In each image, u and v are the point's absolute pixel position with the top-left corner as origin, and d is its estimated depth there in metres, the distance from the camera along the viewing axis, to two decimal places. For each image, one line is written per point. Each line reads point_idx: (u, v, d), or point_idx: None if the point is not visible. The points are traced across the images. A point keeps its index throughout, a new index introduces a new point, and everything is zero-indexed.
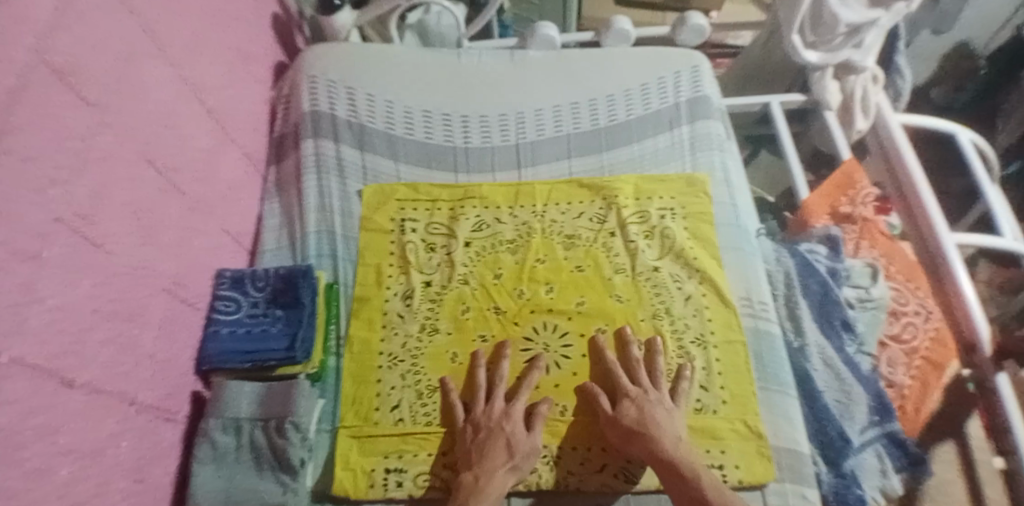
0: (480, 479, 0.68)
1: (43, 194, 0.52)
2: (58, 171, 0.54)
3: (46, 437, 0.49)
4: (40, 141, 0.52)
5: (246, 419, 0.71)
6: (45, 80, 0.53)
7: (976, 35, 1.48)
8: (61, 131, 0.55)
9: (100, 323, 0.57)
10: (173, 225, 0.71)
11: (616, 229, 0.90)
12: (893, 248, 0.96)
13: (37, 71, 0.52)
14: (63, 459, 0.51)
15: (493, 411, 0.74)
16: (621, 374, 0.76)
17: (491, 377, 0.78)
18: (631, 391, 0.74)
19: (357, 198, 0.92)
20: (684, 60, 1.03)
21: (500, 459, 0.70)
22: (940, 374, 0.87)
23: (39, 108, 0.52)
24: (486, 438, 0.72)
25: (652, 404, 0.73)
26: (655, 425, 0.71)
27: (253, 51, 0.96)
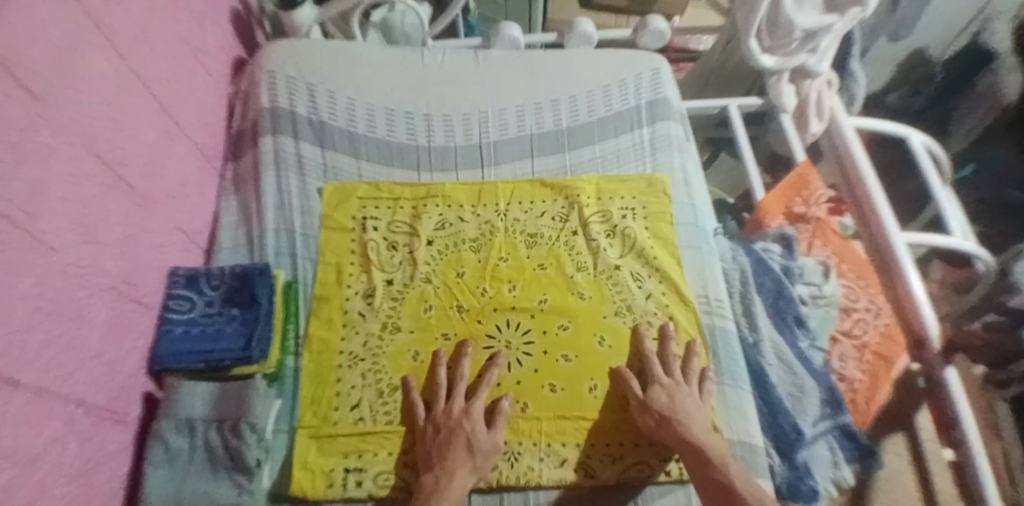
0: (440, 479, 0.68)
1: None
2: (1, 164, 0.52)
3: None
4: None
5: (200, 419, 0.69)
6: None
7: (932, 43, 1.56)
8: (4, 123, 0.53)
9: (43, 322, 0.56)
10: (121, 222, 0.69)
11: (579, 228, 0.91)
12: (845, 246, 1.00)
13: None
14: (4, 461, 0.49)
15: (453, 411, 0.74)
16: (655, 364, 0.79)
17: (452, 375, 0.78)
18: (661, 380, 0.77)
19: (317, 195, 0.91)
20: (645, 62, 1.05)
21: (460, 458, 0.70)
22: (890, 368, 0.90)
23: None
24: (446, 438, 0.72)
25: (681, 394, 0.76)
26: (686, 415, 0.73)
27: (209, 45, 0.94)
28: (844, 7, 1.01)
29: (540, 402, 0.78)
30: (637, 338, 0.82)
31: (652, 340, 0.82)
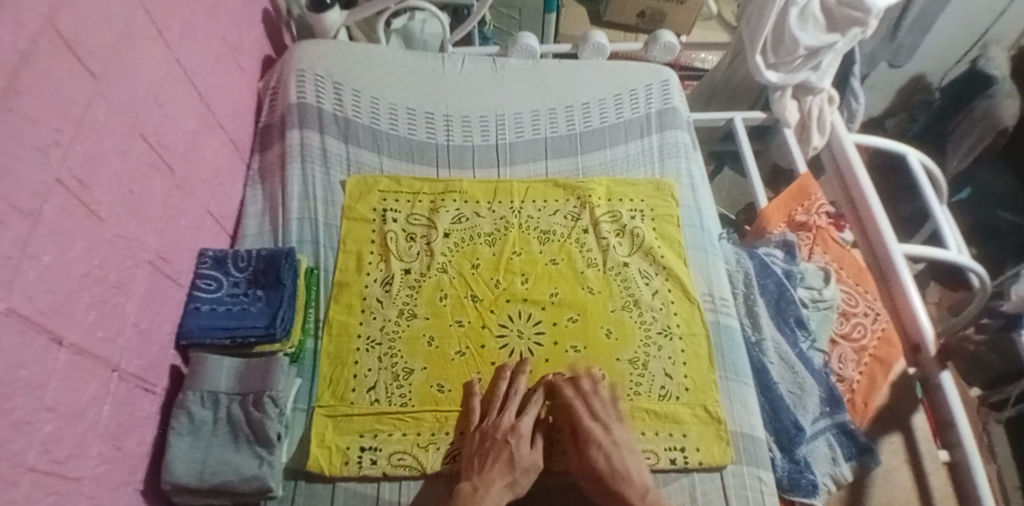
0: (478, 490, 0.70)
1: (46, 155, 0.54)
2: (60, 135, 0.56)
3: (29, 391, 0.50)
4: (46, 106, 0.54)
5: (224, 392, 0.72)
6: (53, 46, 0.55)
7: (931, 71, 1.64)
8: (65, 97, 0.57)
9: (86, 287, 0.59)
10: (160, 201, 0.73)
11: (590, 227, 0.95)
12: (842, 254, 1.05)
13: (46, 38, 0.54)
14: (45, 414, 0.52)
15: (501, 425, 0.75)
16: (583, 416, 0.76)
17: (510, 388, 0.79)
18: (597, 438, 0.74)
19: (340, 187, 0.95)
20: (654, 74, 1.10)
21: (499, 471, 0.71)
22: (887, 371, 0.94)
23: (45, 73, 0.54)
24: (490, 448, 0.74)
25: (615, 450, 0.74)
26: (624, 476, 0.72)
27: (243, 42, 0.98)
28: (845, 27, 1.07)
29: (554, 391, 0.81)
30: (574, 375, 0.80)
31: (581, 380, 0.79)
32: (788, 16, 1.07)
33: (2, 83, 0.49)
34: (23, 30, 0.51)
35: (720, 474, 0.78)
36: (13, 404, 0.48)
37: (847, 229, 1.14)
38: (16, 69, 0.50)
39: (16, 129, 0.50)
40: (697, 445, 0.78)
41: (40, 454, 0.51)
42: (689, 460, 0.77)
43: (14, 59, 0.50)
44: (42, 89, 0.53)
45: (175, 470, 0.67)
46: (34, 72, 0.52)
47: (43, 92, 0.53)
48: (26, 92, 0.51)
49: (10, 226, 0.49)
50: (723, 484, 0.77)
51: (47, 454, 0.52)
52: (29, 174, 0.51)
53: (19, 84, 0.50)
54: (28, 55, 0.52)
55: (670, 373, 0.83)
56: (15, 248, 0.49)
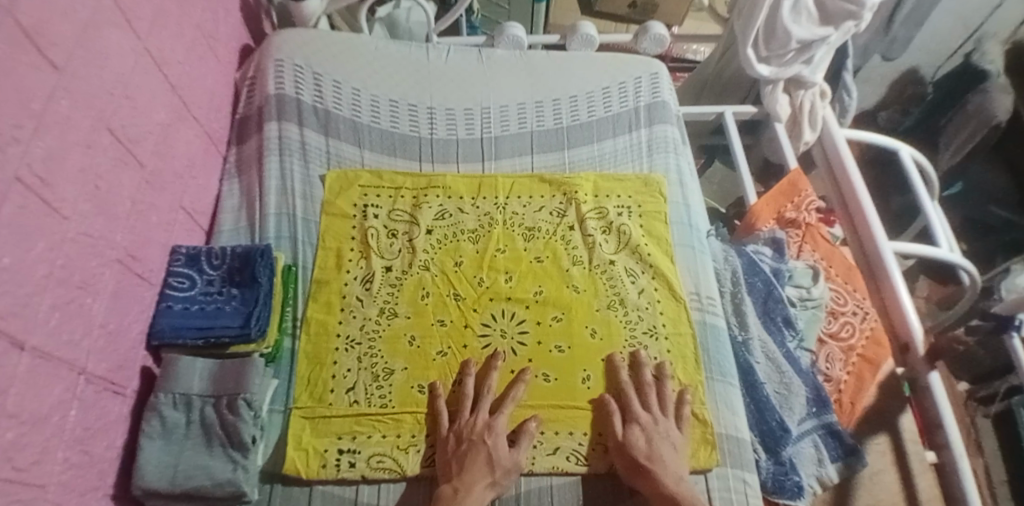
0: (459, 491, 0.68)
1: (3, 151, 0.51)
2: (19, 129, 0.53)
3: None
4: (3, 99, 0.51)
5: (197, 395, 0.70)
6: (10, 35, 0.52)
7: (926, 63, 1.63)
8: (24, 90, 0.54)
9: (50, 288, 0.57)
10: (128, 197, 0.70)
11: (576, 223, 0.93)
12: (832, 251, 1.03)
13: (5, 27, 0.51)
14: (6, 422, 0.50)
15: (476, 425, 0.74)
16: (633, 397, 0.78)
17: (479, 386, 0.78)
18: (642, 421, 0.76)
19: (319, 182, 0.92)
20: (644, 67, 1.08)
21: (478, 473, 0.70)
22: (875, 370, 0.93)
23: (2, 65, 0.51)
24: (466, 450, 0.72)
25: (659, 437, 0.74)
26: (660, 460, 0.72)
27: (219, 31, 0.95)
28: (838, 21, 1.06)
29: (534, 391, 0.80)
30: (636, 364, 0.82)
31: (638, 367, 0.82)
32: (780, 8, 1.05)
33: None
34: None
35: (705, 477, 0.77)
36: None
37: (836, 225, 1.11)
38: None
39: None
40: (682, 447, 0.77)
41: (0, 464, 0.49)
42: None
43: None
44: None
45: (146, 475, 0.65)
46: None
47: (2, 84, 0.51)
48: None
49: None
50: (707, 487, 0.76)
51: (8, 464, 0.50)
52: None
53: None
54: None
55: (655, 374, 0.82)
56: None
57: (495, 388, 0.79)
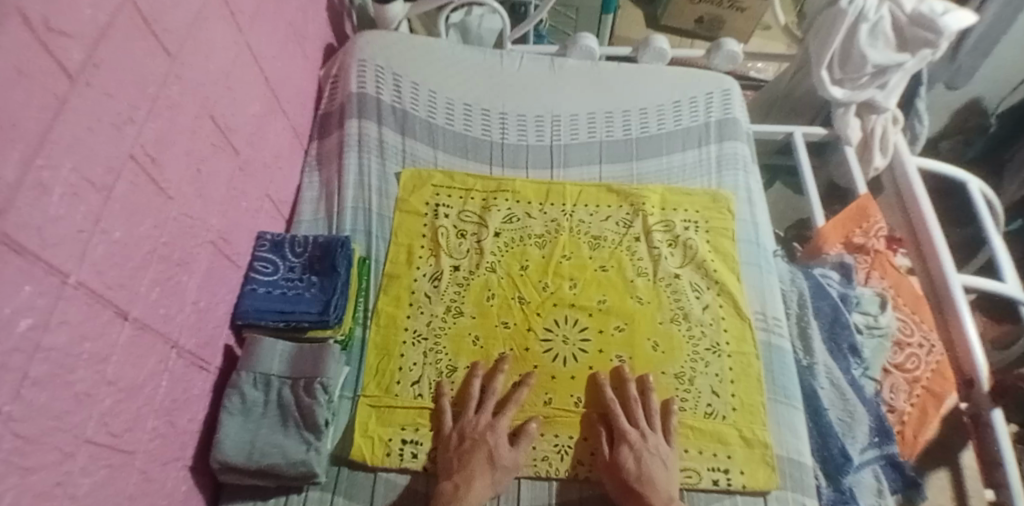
0: (459, 487, 0.70)
1: (120, 130, 0.54)
2: (135, 111, 0.57)
3: (92, 365, 0.52)
4: (119, 81, 0.54)
5: (276, 375, 0.73)
6: (132, 22, 0.56)
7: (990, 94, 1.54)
8: (141, 75, 0.57)
9: (151, 263, 0.60)
10: (223, 183, 0.74)
11: (642, 235, 0.93)
12: (901, 280, 0.99)
13: (125, 13, 0.54)
14: (105, 387, 0.53)
15: (478, 424, 0.76)
16: (636, 408, 0.78)
17: (486, 387, 0.79)
18: (631, 439, 0.75)
19: (394, 179, 0.95)
20: (716, 82, 1.08)
21: (478, 470, 0.71)
22: (938, 404, 0.90)
23: (120, 49, 0.54)
24: (468, 448, 0.73)
25: (651, 455, 0.74)
26: (651, 482, 0.71)
27: (308, 29, 0.99)
28: (914, 48, 1.04)
29: (596, 399, 0.80)
30: (713, 379, 0.82)
31: (721, 378, 0.82)
32: (858, 32, 1.03)
33: (81, 57, 0.49)
34: (103, 3, 0.51)
35: (763, 499, 0.76)
36: (74, 376, 0.49)
37: (902, 252, 1.05)
38: (93, 42, 0.50)
39: (90, 102, 0.50)
40: (740, 468, 0.76)
41: (98, 427, 0.53)
42: (732, 482, 0.76)
43: (94, 33, 0.50)
44: (117, 64, 0.54)
45: (226, 449, 0.68)
46: (111, 47, 0.53)
47: (118, 68, 0.54)
48: (100, 65, 0.51)
49: (81, 199, 0.49)
50: None
51: (102, 427, 0.53)
52: (102, 149, 0.52)
53: (97, 58, 0.51)
54: (107, 28, 0.52)
55: (717, 391, 0.81)
56: (84, 221, 0.50)
57: (501, 389, 0.79)
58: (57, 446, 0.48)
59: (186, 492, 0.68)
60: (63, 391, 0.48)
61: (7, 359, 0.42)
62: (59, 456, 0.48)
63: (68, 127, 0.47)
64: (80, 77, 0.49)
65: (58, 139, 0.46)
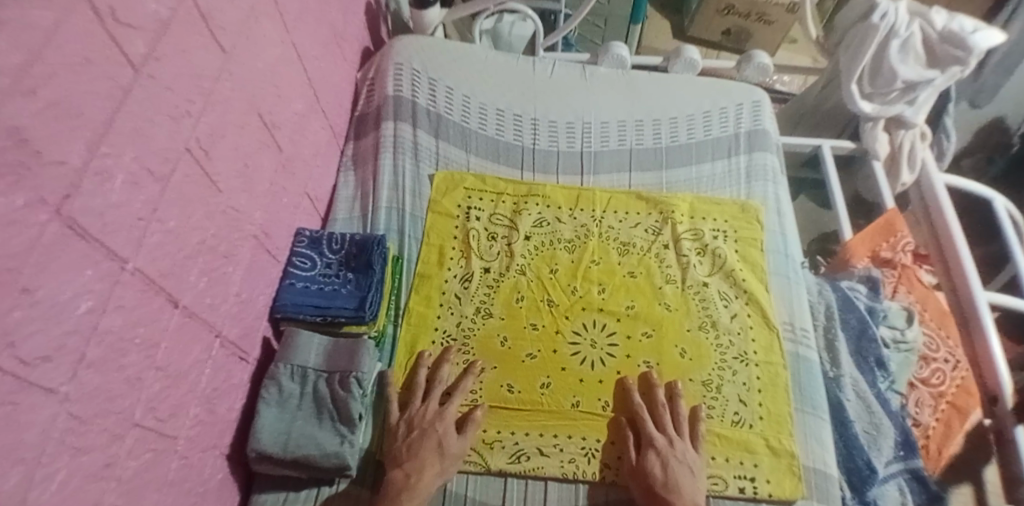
0: (411, 476, 0.70)
1: (177, 122, 0.56)
2: (191, 104, 0.58)
3: (144, 350, 0.53)
4: (177, 74, 0.56)
5: (312, 368, 0.74)
6: (190, 17, 0.57)
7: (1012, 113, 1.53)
8: (197, 70, 0.59)
9: (200, 255, 0.61)
10: (266, 178, 0.76)
11: (671, 243, 0.94)
12: (927, 294, 0.99)
13: (184, 8, 0.56)
14: (153, 373, 0.54)
15: (426, 413, 0.77)
16: (665, 412, 0.78)
17: (432, 377, 0.81)
18: (658, 445, 0.75)
19: (427, 181, 0.97)
20: (746, 93, 1.08)
21: (429, 457, 0.72)
22: (964, 419, 0.89)
23: (179, 43, 0.55)
24: (418, 437, 0.74)
25: (679, 463, 0.74)
26: (677, 488, 0.71)
27: (347, 31, 1.01)
28: (945, 64, 1.04)
29: (624, 404, 0.81)
30: (740, 388, 0.83)
31: (748, 387, 0.83)
32: (889, 47, 1.04)
33: (144, 50, 0.50)
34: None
35: None
36: (127, 360, 0.51)
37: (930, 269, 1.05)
38: (155, 35, 0.52)
39: (151, 93, 0.52)
40: (767, 477, 0.76)
41: (145, 411, 0.54)
42: (758, 491, 0.76)
43: (156, 26, 0.52)
44: (176, 59, 0.55)
45: (263, 438, 0.69)
46: (171, 40, 0.54)
47: (177, 62, 0.55)
48: (161, 58, 0.53)
49: (141, 189, 0.51)
50: None
51: (150, 412, 0.54)
52: (161, 140, 0.53)
53: (159, 51, 0.53)
54: (167, 22, 0.53)
55: (744, 400, 0.82)
56: (142, 209, 0.51)
57: (447, 378, 0.81)
58: (107, 428, 0.49)
59: (222, 480, 0.68)
60: (116, 374, 0.49)
61: (63, 342, 0.43)
62: (109, 438, 0.49)
63: (131, 117, 0.49)
64: (142, 68, 0.50)
65: (121, 128, 0.48)
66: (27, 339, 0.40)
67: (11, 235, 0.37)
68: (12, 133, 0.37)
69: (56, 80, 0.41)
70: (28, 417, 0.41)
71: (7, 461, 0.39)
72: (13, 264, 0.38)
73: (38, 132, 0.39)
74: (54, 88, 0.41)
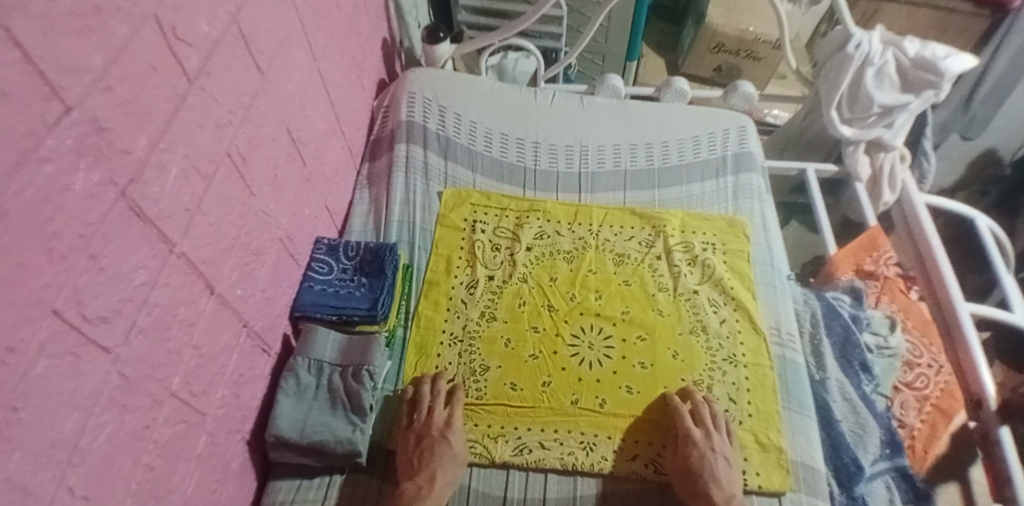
0: (422, 487, 0.74)
1: (220, 129, 0.65)
2: (232, 116, 0.67)
3: (183, 326, 0.60)
4: (222, 89, 0.65)
5: (328, 362, 0.80)
6: (235, 41, 0.66)
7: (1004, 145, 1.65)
8: (238, 86, 0.68)
9: (234, 249, 0.69)
10: (292, 189, 0.84)
11: (663, 254, 1.00)
12: (910, 305, 1.04)
13: (230, 32, 0.65)
14: (190, 350, 0.61)
15: (435, 423, 0.79)
16: (704, 408, 0.82)
17: (433, 390, 0.84)
18: (695, 439, 0.78)
19: (436, 197, 1.05)
20: (732, 120, 1.17)
21: (439, 468, 0.76)
22: (948, 422, 0.94)
23: (225, 62, 0.65)
24: (428, 446, 0.78)
25: (713, 454, 0.77)
26: (715, 479, 0.76)
27: (366, 63, 1.12)
28: (919, 88, 1.12)
29: (618, 401, 0.86)
30: (728, 387, 0.87)
31: (736, 386, 0.87)
32: (864, 75, 1.12)
33: (197, 66, 0.60)
34: (216, 23, 0.62)
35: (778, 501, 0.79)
36: (169, 333, 0.58)
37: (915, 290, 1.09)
38: (206, 54, 0.61)
39: (201, 103, 0.61)
40: (757, 469, 0.81)
41: (181, 384, 0.60)
42: (748, 483, 0.80)
43: (208, 46, 0.61)
44: (222, 75, 0.64)
45: (281, 424, 0.75)
46: (219, 59, 0.63)
47: (223, 78, 0.65)
48: (209, 73, 0.62)
49: (188, 184, 0.59)
50: None
51: (185, 384, 0.61)
52: (206, 144, 0.62)
53: (208, 68, 0.62)
54: (216, 43, 0.63)
55: (733, 398, 0.87)
56: (187, 201, 0.59)
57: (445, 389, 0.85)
58: (150, 392, 0.55)
59: (242, 464, 0.73)
60: (159, 344, 0.56)
61: (120, 307, 0.51)
62: (151, 402, 0.56)
63: (185, 120, 0.58)
64: (194, 81, 0.59)
65: (175, 129, 0.57)
66: (91, 300, 0.47)
67: (87, 207, 0.46)
68: (93, 121, 0.46)
69: (128, 83, 0.50)
70: (89, 369, 0.47)
71: (68, 404, 0.46)
72: (86, 232, 0.46)
73: (112, 123, 0.48)
74: (126, 89, 0.50)
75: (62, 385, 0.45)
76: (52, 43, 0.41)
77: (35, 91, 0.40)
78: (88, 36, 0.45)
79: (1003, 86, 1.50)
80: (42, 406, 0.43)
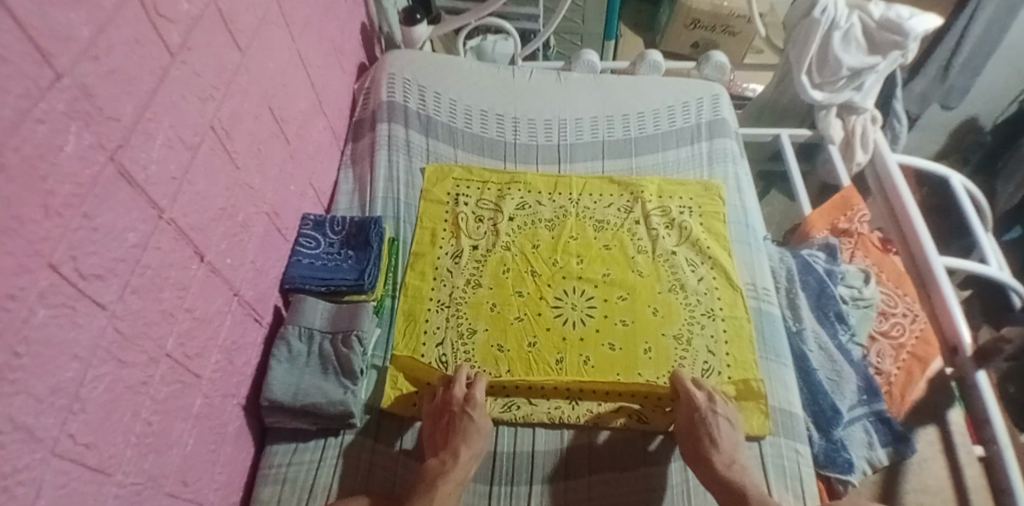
0: (445, 462, 0.74)
1: (204, 103, 0.67)
2: (215, 91, 0.70)
3: (176, 290, 0.63)
4: (203, 64, 0.67)
5: (318, 329, 0.83)
6: (215, 20, 0.69)
7: (983, 113, 1.70)
8: (220, 63, 0.71)
9: (222, 220, 0.72)
10: (277, 165, 0.87)
11: (641, 219, 1.03)
12: (883, 259, 1.08)
13: (210, 10, 0.68)
14: (184, 312, 0.64)
15: (456, 398, 0.80)
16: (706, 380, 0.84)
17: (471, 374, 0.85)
18: (698, 402, 0.80)
19: (419, 173, 1.08)
20: (706, 89, 1.20)
21: (462, 442, 0.77)
22: (924, 367, 0.96)
23: (206, 38, 0.67)
24: (448, 422, 0.79)
25: (716, 419, 0.79)
26: (717, 442, 0.77)
27: (345, 46, 1.14)
28: (886, 50, 1.15)
29: (599, 357, 0.88)
30: (707, 339, 0.91)
31: (714, 339, 0.90)
32: (831, 39, 1.15)
33: (178, 41, 0.62)
34: (196, 1, 0.65)
35: (760, 443, 0.83)
36: (162, 294, 0.61)
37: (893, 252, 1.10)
38: (187, 30, 0.64)
39: (185, 78, 0.64)
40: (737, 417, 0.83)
41: (176, 345, 0.63)
42: None
43: (189, 22, 0.64)
44: (203, 52, 0.67)
45: (275, 388, 0.78)
46: (201, 35, 0.66)
47: (205, 55, 0.67)
48: (191, 48, 0.65)
49: (174, 154, 0.62)
50: (760, 452, 0.82)
51: (179, 346, 0.64)
52: (191, 116, 0.65)
53: (190, 43, 0.64)
54: (198, 20, 0.65)
55: (712, 350, 0.90)
56: (174, 170, 0.62)
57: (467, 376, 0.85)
58: (145, 350, 0.58)
59: (239, 427, 0.76)
60: (152, 305, 0.59)
61: (114, 266, 0.53)
62: (147, 360, 0.58)
63: (169, 92, 0.61)
64: (177, 55, 0.62)
65: (159, 101, 0.59)
66: (85, 256, 0.50)
67: (80, 168, 0.49)
68: (83, 88, 0.49)
69: (114, 52, 0.52)
70: (85, 322, 0.50)
71: (68, 353, 0.48)
72: (79, 191, 0.49)
73: (102, 90, 0.51)
74: (113, 59, 0.52)
75: (61, 335, 0.47)
76: (44, 11, 0.44)
77: (29, 55, 0.42)
78: (76, 8, 0.47)
79: (981, 54, 1.51)
80: (42, 353, 0.46)
